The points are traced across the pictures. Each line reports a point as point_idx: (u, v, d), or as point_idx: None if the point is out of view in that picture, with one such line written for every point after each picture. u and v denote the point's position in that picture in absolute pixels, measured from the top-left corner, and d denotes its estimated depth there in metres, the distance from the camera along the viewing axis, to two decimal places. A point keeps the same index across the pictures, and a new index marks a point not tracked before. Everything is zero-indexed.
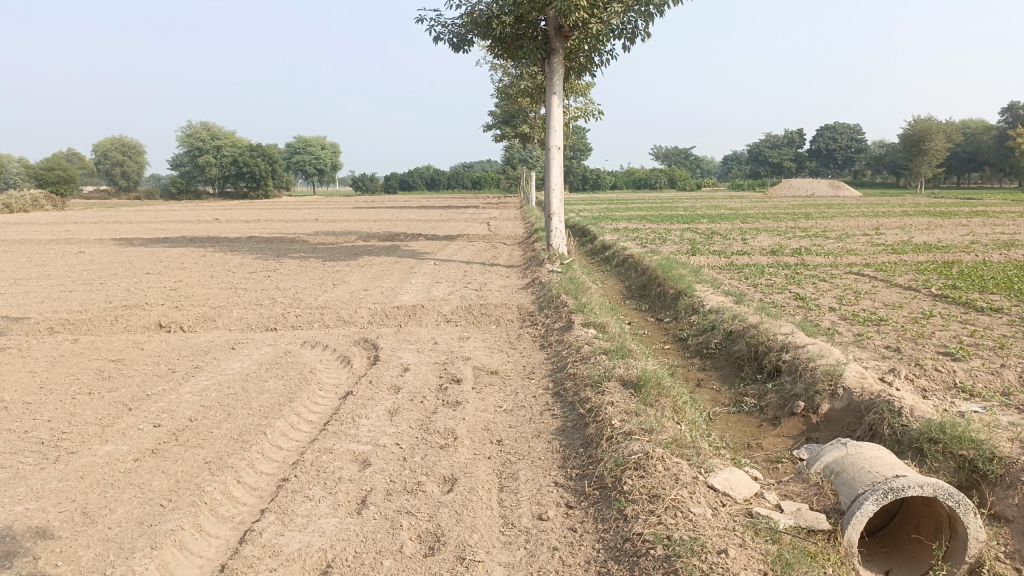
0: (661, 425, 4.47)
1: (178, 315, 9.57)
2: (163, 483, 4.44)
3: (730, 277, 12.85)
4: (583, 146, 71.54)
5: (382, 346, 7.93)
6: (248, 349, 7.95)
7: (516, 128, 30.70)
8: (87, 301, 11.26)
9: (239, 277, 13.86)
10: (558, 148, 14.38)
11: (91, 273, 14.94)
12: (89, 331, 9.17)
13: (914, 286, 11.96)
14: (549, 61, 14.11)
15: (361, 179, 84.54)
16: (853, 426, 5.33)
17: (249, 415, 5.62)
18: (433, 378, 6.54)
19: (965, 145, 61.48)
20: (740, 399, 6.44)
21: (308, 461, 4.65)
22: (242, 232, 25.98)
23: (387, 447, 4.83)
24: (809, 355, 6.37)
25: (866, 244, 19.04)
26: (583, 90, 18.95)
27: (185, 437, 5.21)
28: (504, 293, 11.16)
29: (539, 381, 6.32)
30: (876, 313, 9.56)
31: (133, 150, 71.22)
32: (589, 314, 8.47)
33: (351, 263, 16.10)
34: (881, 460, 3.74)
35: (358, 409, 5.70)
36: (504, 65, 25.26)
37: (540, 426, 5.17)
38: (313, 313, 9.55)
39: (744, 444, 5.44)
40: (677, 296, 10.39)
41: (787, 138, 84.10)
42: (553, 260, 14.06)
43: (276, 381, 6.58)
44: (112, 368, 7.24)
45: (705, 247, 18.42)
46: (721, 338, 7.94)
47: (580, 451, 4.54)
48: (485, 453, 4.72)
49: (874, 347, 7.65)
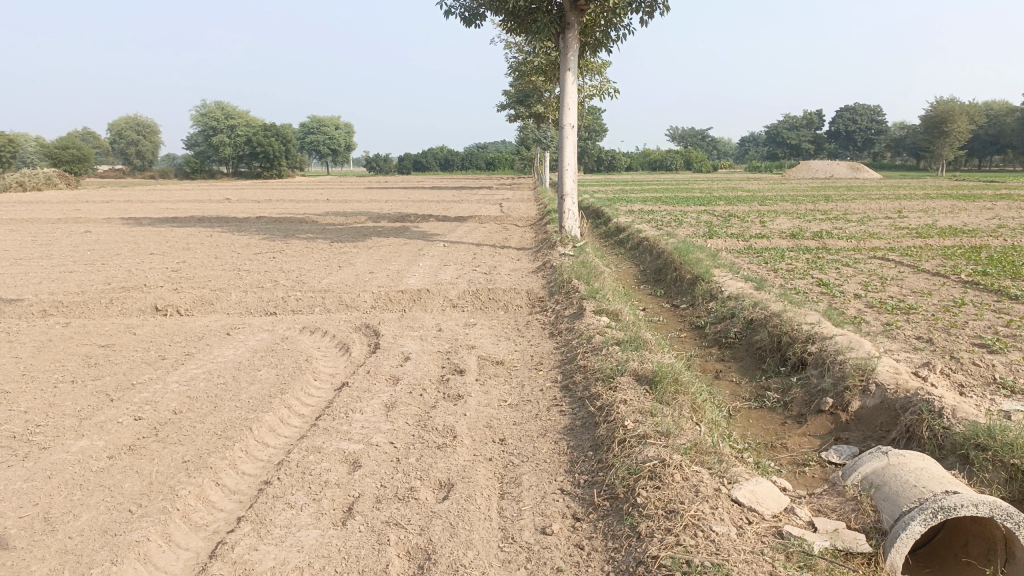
0: (678, 428, 4.05)
1: (175, 298, 9.23)
2: (135, 485, 4.09)
3: (749, 262, 12.39)
4: (599, 126, 70.66)
5: (384, 333, 7.55)
6: (244, 334, 7.60)
7: (530, 108, 30.10)
8: (86, 282, 10.94)
9: (244, 258, 13.51)
10: (572, 127, 13.89)
11: (94, 253, 14.62)
12: (83, 315, 8.85)
13: (942, 272, 11.43)
14: (564, 36, 13.56)
15: (375, 159, 84.15)
16: (887, 427, 4.91)
17: (236, 408, 5.26)
18: (434, 369, 6.16)
19: (987, 126, 60.25)
20: (762, 394, 6.02)
21: (294, 461, 4.28)
22: (252, 212, 25.72)
23: (379, 447, 4.45)
24: (838, 347, 5.92)
25: (889, 228, 18.46)
26: (599, 69, 18.38)
27: (166, 432, 4.86)
28: (513, 277, 10.76)
29: (547, 374, 5.91)
30: (904, 301, 9.08)
31: (147, 129, 70.95)
32: (601, 300, 8.05)
33: (360, 244, 15.73)
34: (927, 473, 3.33)
35: (352, 402, 5.33)
36: (518, 42, 24.66)
37: (547, 424, 4.78)
38: (314, 297, 9.18)
39: (767, 445, 5.03)
40: (695, 281, 9.94)
41: (807, 119, 82.73)
42: (565, 242, 13.63)
43: (269, 370, 6.22)
44: (100, 354, 6.91)
45: (722, 230, 17.90)
46: (741, 327, 7.51)
47: (589, 455, 4.14)
48: (486, 455, 4.34)
49: (904, 338, 7.19)
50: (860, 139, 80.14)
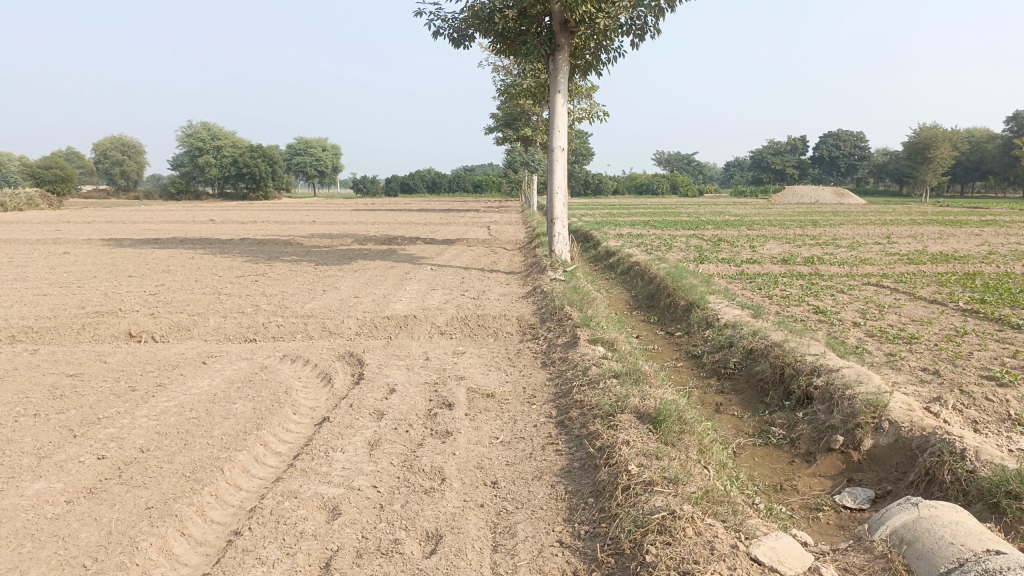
0: (687, 473, 3.73)
1: (150, 323, 8.85)
2: (91, 536, 3.71)
3: (743, 288, 12.16)
4: (586, 150, 70.88)
5: (369, 362, 7.22)
6: (221, 363, 7.25)
7: (518, 131, 29.97)
8: (59, 306, 10.55)
9: (225, 281, 13.14)
10: (562, 149, 13.66)
11: (70, 275, 14.19)
12: (53, 341, 8.45)
13: (939, 299, 11.24)
14: (554, 57, 13.38)
15: (362, 181, 83.95)
16: (903, 468, 4.62)
17: (207, 446, 4.90)
18: (421, 402, 5.83)
19: (969, 153, 60.81)
20: (766, 429, 5.72)
21: (267, 508, 3.93)
22: (236, 234, 25.28)
23: (361, 491, 4.11)
24: (845, 380, 5.65)
25: (880, 254, 18.33)
26: (588, 92, 18.25)
27: (130, 473, 4.49)
28: (503, 303, 10.46)
29: (541, 408, 5.59)
30: (904, 330, 8.86)
31: (132, 149, 70.54)
32: (595, 328, 7.76)
33: (345, 267, 15.39)
34: (964, 528, 3.05)
35: (333, 440, 4.99)
36: (506, 65, 24.50)
37: (543, 465, 4.46)
38: (296, 323, 8.83)
39: (777, 486, 4.74)
40: (689, 308, 9.67)
41: (792, 145, 83.43)
42: (555, 266, 13.38)
43: (245, 403, 5.86)
44: (66, 384, 6.53)
45: (712, 254, 17.72)
46: (741, 357, 7.23)
47: (590, 502, 3.81)
48: (477, 501, 4.00)
49: (910, 370, 6.92)
50: (845, 164, 80.82)
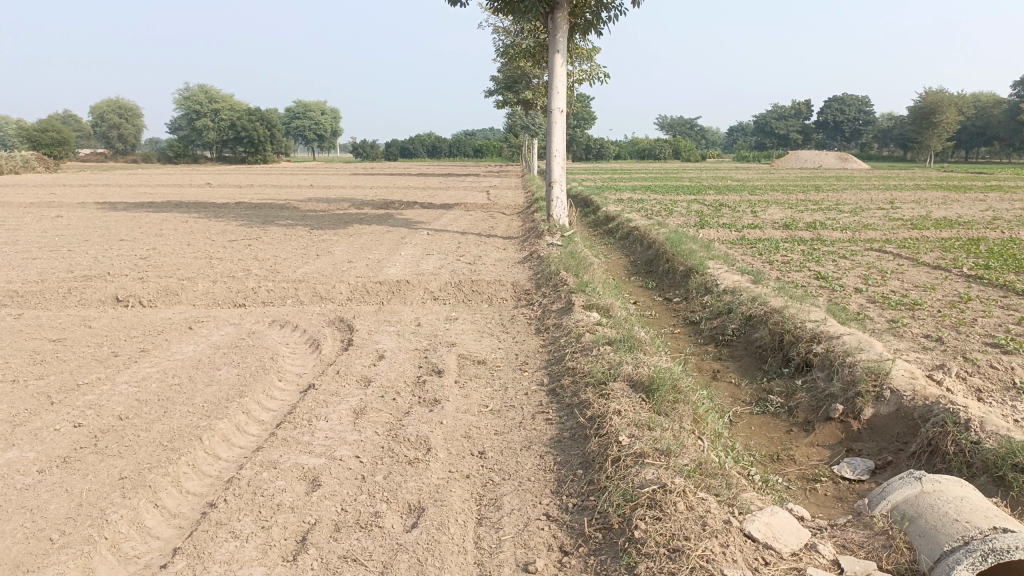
0: (679, 445, 3.57)
1: (138, 288, 8.67)
2: (61, 507, 3.57)
3: (743, 253, 11.97)
4: (588, 114, 70.02)
5: (359, 328, 7.05)
6: (208, 328, 7.09)
7: (518, 94, 29.49)
8: (47, 270, 10.37)
9: (218, 245, 12.93)
10: (561, 111, 13.36)
11: (61, 239, 13.97)
12: (38, 305, 8.28)
13: (943, 265, 11.04)
14: (553, 16, 13.02)
15: (361, 145, 83.18)
16: (904, 439, 4.48)
17: (188, 414, 4.76)
18: (410, 369, 5.67)
19: (975, 118, 60.13)
20: (763, 398, 5.58)
21: (244, 479, 3.79)
22: (232, 198, 25.00)
23: (343, 462, 3.96)
24: (846, 347, 5.48)
25: (883, 219, 18.07)
26: (588, 53, 17.84)
27: (107, 442, 4.35)
28: (499, 268, 10.28)
29: (533, 376, 5.43)
30: (907, 296, 8.67)
31: (129, 113, 69.72)
32: (591, 294, 7.57)
33: (340, 232, 15.16)
34: (969, 504, 2.90)
35: (317, 408, 4.84)
36: (506, 26, 23.97)
37: (532, 434, 4.31)
38: (286, 288, 8.66)
39: (774, 456, 4.60)
40: (688, 273, 9.48)
41: (796, 109, 82.54)
42: (553, 231, 13.16)
43: (230, 370, 5.71)
44: (48, 349, 6.37)
45: (713, 219, 17.49)
46: (739, 323, 7.06)
47: (579, 474, 3.66)
48: (463, 472, 3.85)
49: (912, 337, 6.75)
50: (849, 129, 80.02)
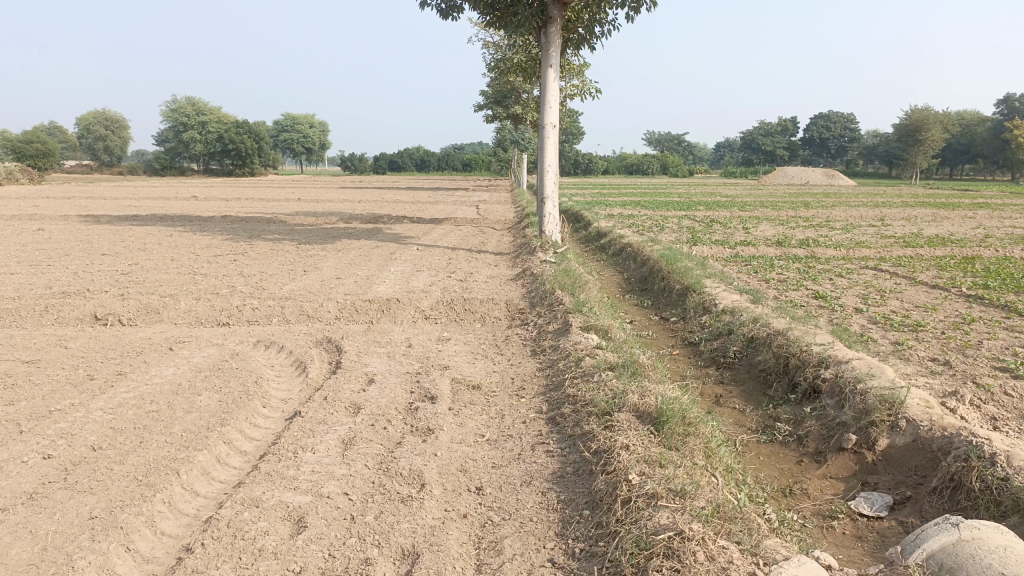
0: (694, 485, 3.33)
1: (118, 305, 8.37)
2: (23, 552, 3.27)
3: (738, 271, 11.80)
4: (576, 129, 70.03)
5: (347, 349, 6.79)
6: (189, 349, 6.80)
7: (508, 109, 29.36)
8: (24, 285, 10.05)
9: (203, 260, 12.63)
10: (553, 126, 13.16)
11: (41, 253, 13.62)
12: (13, 323, 7.97)
13: (941, 284, 10.89)
14: (546, 30, 12.84)
15: (349, 159, 82.92)
16: (924, 472, 4.26)
17: (165, 445, 4.47)
18: (401, 395, 5.40)
19: (959, 136, 60.63)
20: (771, 425, 5.34)
21: (224, 520, 3.51)
22: (218, 211, 24.66)
23: (331, 500, 3.69)
24: (857, 373, 5.26)
25: (875, 236, 17.99)
26: (579, 69, 17.69)
27: (77, 476, 4.06)
28: (491, 285, 10.05)
29: (530, 403, 5.17)
30: (909, 317, 8.49)
31: (116, 124, 69.22)
32: (588, 314, 7.34)
33: (328, 246, 14.90)
34: (1014, 554, 2.70)
35: (303, 438, 4.56)
36: (496, 40, 23.85)
37: (533, 468, 4.06)
38: (272, 306, 8.38)
39: (786, 489, 4.36)
40: (685, 292, 9.27)
41: (782, 125, 83.09)
42: (546, 247, 12.94)
43: (212, 395, 5.43)
44: (20, 372, 6.06)
45: (706, 236, 17.34)
46: (741, 345, 6.84)
47: (586, 515, 3.41)
48: (460, 511, 3.59)
49: (919, 361, 6.55)
50: (835, 146, 80.57)
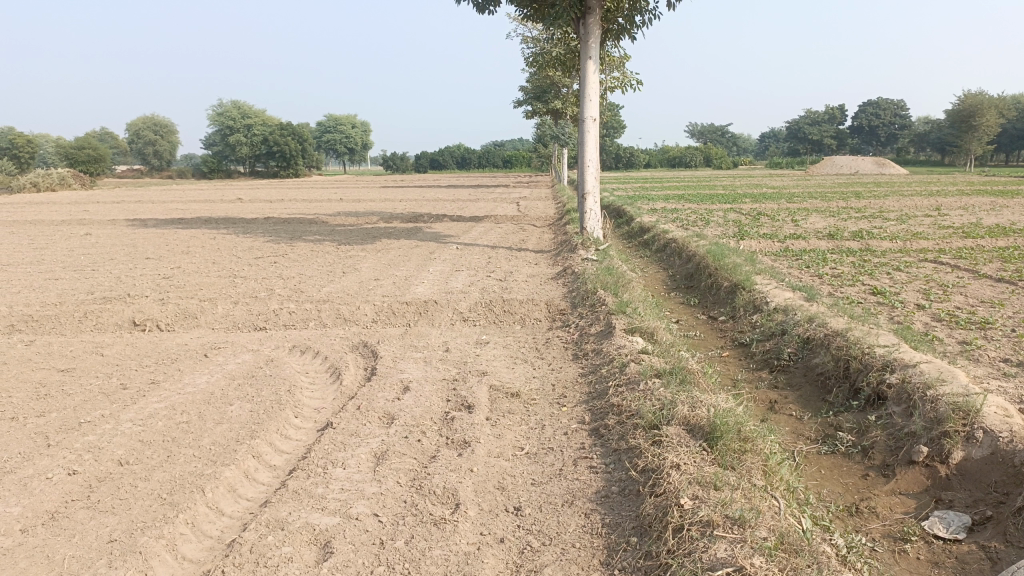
0: (754, 511, 3.02)
1: (156, 310, 8.31)
2: None
3: (789, 266, 11.33)
4: (618, 122, 69.20)
5: (383, 354, 6.59)
6: (224, 356, 6.67)
7: (548, 104, 28.99)
8: (67, 291, 10.08)
9: (243, 263, 12.61)
10: (594, 119, 12.80)
11: (86, 258, 13.74)
12: (53, 330, 7.96)
13: (1007, 277, 10.30)
14: (584, 22, 12.49)
15: (391, 158, 83.30)
16: (1006, 489, 3.88)
17: (193, 460, 4.31)
18: (437, 404, 5.17)
19: (1017, 120, 58.39)
20: (831, 434, 4.98)
21: (247, 544, 3.31)
22: (261, 213, 24.86)
23: (360, 522, 3.47)
24: (926, 378, 4.87)
25: (932, 227, 17.26)
26: (620, 61, 17.29)
27: (100, 494, 3.90)
28: (531, 285, 9.79)
29: (572, 412, 4.90)
30: (975, 313, 7.99)
31: (164, 128, 70.47)
32: (632, 315, 7.03)
33: (368, 247, 14.81)
34: None
35: (334, 452, 4.35)
36: (534, 35, 23.52)
37: (576, 486, 3.78)
38: (308, 309, 8.23)
39: (852, 508, 4.02)
40: (734, 289, 8.88)
41: (829, 114, 81.11)
42: (587, 244, 12.61)
43: (244, 405, 5.26)
44: (55, 381, 5.98)
45: (753, 229, 16.82)
46: (796, 346, 6.46)
47: (634, 543, 3.13)
48: (497, 535, 3.34)
49: (990, 362, 6.10)
50: (885, 133, 78.38)
